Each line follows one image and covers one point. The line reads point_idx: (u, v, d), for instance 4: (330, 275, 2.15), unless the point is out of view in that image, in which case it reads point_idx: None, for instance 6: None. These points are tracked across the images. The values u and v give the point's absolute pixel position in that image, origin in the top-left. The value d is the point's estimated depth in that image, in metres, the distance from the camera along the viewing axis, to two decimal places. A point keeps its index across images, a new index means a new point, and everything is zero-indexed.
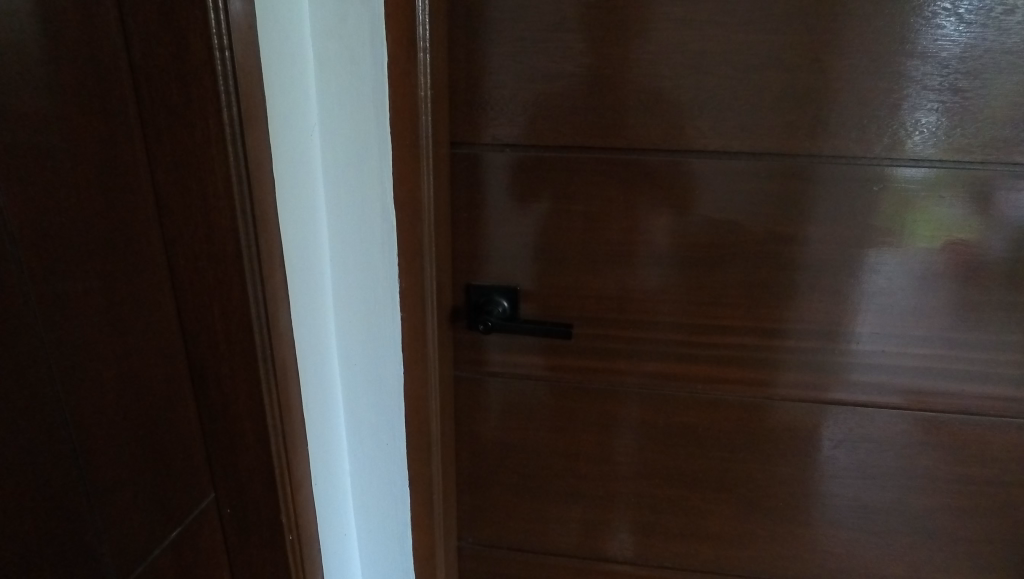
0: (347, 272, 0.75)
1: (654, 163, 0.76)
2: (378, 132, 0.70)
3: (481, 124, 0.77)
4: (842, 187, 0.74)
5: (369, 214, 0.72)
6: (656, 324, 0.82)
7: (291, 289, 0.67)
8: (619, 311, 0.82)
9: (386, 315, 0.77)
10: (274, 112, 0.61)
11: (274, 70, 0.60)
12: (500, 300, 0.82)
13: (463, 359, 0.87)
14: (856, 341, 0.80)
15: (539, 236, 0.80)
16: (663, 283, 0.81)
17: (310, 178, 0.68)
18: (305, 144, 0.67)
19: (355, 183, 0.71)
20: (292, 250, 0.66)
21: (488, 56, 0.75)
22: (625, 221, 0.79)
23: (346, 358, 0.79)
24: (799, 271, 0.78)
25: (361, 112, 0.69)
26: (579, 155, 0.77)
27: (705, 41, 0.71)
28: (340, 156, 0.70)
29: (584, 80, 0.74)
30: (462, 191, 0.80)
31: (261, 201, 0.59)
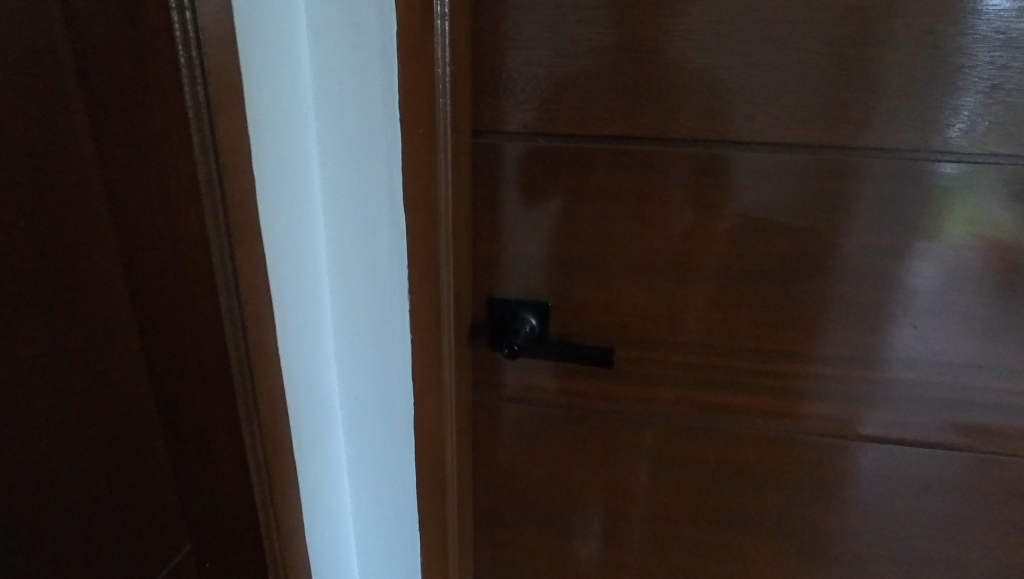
0: (353, 287, 0.62)
1: (706, 156, 0.63)
2: (387, 117, 0.56)
3: (508, 109, 0.64)
4: (875, 186, 0.61)
5: (378, 221, 0.60)
6: (696, 346, 0.70)
7: (279, 310, 0.55)
8: (656, 331, 0.70)
9: (396, 338, 0.64)
10: (254, 95, 0.48)
11: (253, 40, 0.47)
12: (527, 317, 0.70)
13: (483, 382, 0.75)
14: (891, 369, 0.68)
15: (573, 244, 0.68)
16: (712, 301, 0.68)
17: (303, 175, 0.56)
18: (297, 134, 0.54)
19: (361, 182, 0.58)
20: (277, 266, 0.54)
21: (518, 27, 0.62)
22: (667, 224, 0.66)
23: (347, 387, 0.67)
24: (857, 289, 0.65)
25: (368, 94, 0.55)
26: (626, 148, 0.64)
27: (790, 9, 0.57)
28: (340, 151, 0.57)
29: (635, 57, 0.61)
30: (486, 187, 0.68)
31: (240, 203, 0.48)
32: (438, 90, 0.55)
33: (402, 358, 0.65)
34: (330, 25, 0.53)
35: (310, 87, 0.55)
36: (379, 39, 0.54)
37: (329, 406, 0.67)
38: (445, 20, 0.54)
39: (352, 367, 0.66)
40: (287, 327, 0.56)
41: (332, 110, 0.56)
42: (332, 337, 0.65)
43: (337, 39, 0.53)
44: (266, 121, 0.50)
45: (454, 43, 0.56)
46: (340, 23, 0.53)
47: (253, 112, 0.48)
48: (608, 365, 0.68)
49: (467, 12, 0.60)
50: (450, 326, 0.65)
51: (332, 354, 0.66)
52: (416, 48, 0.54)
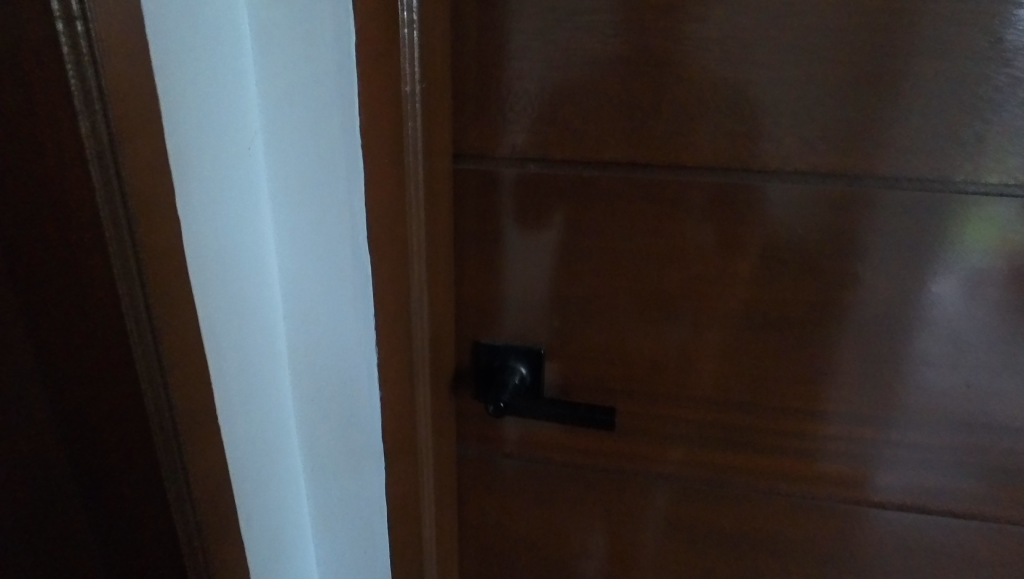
0: (313, 337, 0.54)
1: (719, 185, 0.54)
2: (346, 141, 0.47)
3: (495, 130, 0.55)
4: (890, 220, 0.52)
5: (338, 264, 0.51)
6: (702, 402, 0.61)
7: (216, 371, 0.46)
8: (655, 383, 0.61)
9: (364, 393, 0.56)
10: (173, 122, 0.39)
11: (172, 55, 0.39)
12: (517, 367, 0.61)
13: (469, 436, 0.66)
14: (908, 427, 0.58)
15: (566, 284, 0.59)
16: (726, 350, 0.59)
17: (247, 212, 0.47)
18: (237, 164, 0.46)
19: (319, 218, 0.50)
20: (210, 323, 0.45)
21: (506, 34, 0.52)
22: (672, 265, 0.57)
23: (311, 446, 0.59)
24: (881, 338, 0.56)
25: (323, 118, 0.47)
26: (629, 177, 0.54)
27: (829, 14, 0.48)
28: (293, 183, 0.49)
29: (644, 70, 0.51)
30: (471, 220, 0.58)
31: (160, 253, 0.39)
32: (407, 113, 0.46)
33: (371, 419, 0.57)
34: (276, 35, 0.45)
35: (255, 109, 0.47)
36: (335, 52, 0.45)
37: (287, 469, 0.58)
38: (414, 30, 0.44)
39: (314, 424, 0.58)
40: (226, 392, 0.48)
41: (283, 135, 0.47)
42: (290, 391, 0.57)
43: (286, 52, 0.45)
44: (191, 154, 0.41)
45: (424, 58, 0.46)
46: (288, 33, 0.45)
47: (170, 143, 0.39)
48: (609, 426, 0.59)
49: (443, 17, 0.51)
50: (426, 384, 0.55)
51: (291, 411, 0.57)
52: (379, 65, 0.45)
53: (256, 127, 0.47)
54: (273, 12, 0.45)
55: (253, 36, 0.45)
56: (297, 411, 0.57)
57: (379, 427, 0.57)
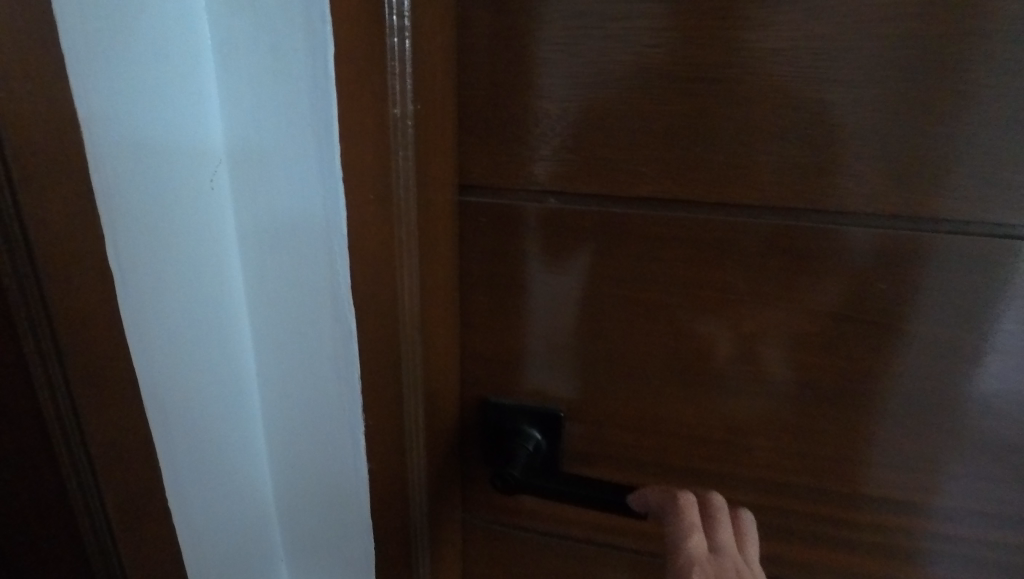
0: (291, 398, 0.46)
1: (775, 230, 0.44)
2: (323, 174, 0.39)
3: (508, 158, 0.46)
4: (979, 276, 0.42)
5: (317, 317, 0.43)
6: (743, 479, 0.51)
7: (164, 447, 0.39)
8: (689, 456, 0.52)
9: (348, 465, 0.47)
10: (99, 156, 0.32)
11: (98, 74, 0.32)
12: (529, 433, 0.52)
13: (476, 504, 0.57)
14: (1002, 525, 0.47)
15: (589, 338, 0.50)
16: (778, 424, 0.49)
17: (205, 255, 0.40)
18: (192, 201, 0.39)
19: (294, 263, 0.42)
20: (153, 391, 0.38)
21: (523, 46, 0.43)
22: (715, 321, 0.47)
23: (291, 517, 0.51)
24: (972, 419, 0.45)
25: (298, 146, 0.39)
26: (666, 216, 0.45)
27: (937, 15, 0.37)
28: (264, 221, 0.41)
29: (691, 87, 0.41)
30: (479, 261, 0.50)
31: (80, 315, 0.32)
32: (397, 140, 0.37)
33: (360, 495, 0.48)
34: (242, 50, 0.38)
35: (218, 135, 0.40)
36: (309, 67, 0.37)
37: (263, 543, 0.51)
38: (405, 39, 0.36)
39: (294, 494, 0.50)
40: (178, 470, 0.40)
41: (252, 167, 0.40)
42: (267, 455, 0.49)
43: (254, 68, 0.38)
44: (124, 194, 0.34)
45: (418, 73, 0.37)
46: (255, 45, 0.37)
47: (95, 182, 0.32)
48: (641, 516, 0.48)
49: (447, 23, 0.42)
50: (421, 455, 0.47)
51: (268, 476, 0.50)
52: (362, 82, 0.36)
53: (220, 157, 0.40)
54: (238, 21, 0.37)
55: (217, 50, 0.38)
56: (275, 478, 0.50)
57: (367, 504, 0.48)
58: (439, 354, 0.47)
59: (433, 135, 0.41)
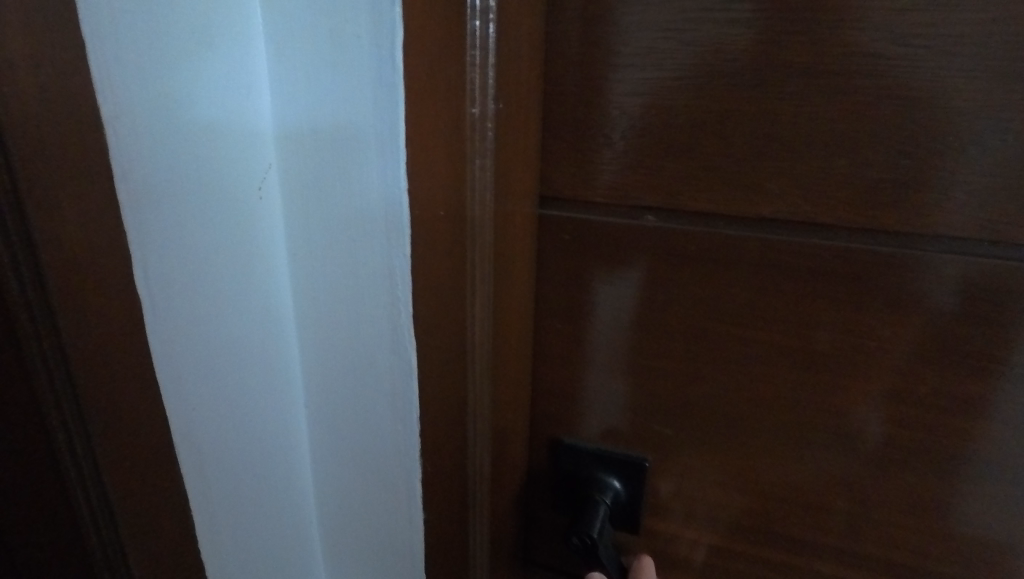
0: (342, 433, 0.41)
1: (933, 265, 0.35)
2: (384, 185, 0.33)
3: (599, 166, 0.39)
4: None
5: (374, 347, 0.37)
6: (863, 560, 0.43)
7: (192, 492, 0.34)
8: (796, 525, 0.43)
9: (402, 514, 0.41)
10: (123, 162, 0.28)
11: (125, 67, 0.27)
12: (608, 483, 0.46)
13: (540, 553, 0.51)
14: None
15: (682, 381, 0.42)
16: (917, 500, 0.40)
17: (250, 273, 0.36)
18: (234, 212, 0.34)
19: (348, 284, 0.36)
20: (184, 426, 0.33)
21: (625, 33, 0.36)
22: (844, 371, 0.38)
23: (337, 558, 0.46)
24: None
25: (357, 150, 0.33)
26: (792, 241, 0.37)
27: None
28: (317, 235, 0.36)
29: (838, 84, 0.33)
30: (558, 284, 0.43)
31: (101, 346, 0.28)
32: (475, 142, 0.31)
33: (414, 549, 0.42)
34: (297, 36, 0.32)
35: (269, 138, 0.35)
36: (372, 56, 0.30)
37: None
38: (489, 23, 0.30)
39: (342, 535, 0.45)
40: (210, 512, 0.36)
41: (302, 172, 0.35)
42: (315, 490, 0.44)
43: (308, 58, 0.32)
44: (150, 205, 0.29)
45: (502, 65, 0.31)
46: (312, 31, 0.32)
47: (121, 193, 0.28)
48: None
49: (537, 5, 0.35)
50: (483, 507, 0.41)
51: (317, 513, 0.45)
52: (434, 75, 0.30)
53: (269, 160, 0.35)
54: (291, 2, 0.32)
55: (271, 39, 0.33)
56: (321, 515, 0.45)
57: (421, 560, 0.42)
58: (507, 392, 0.41)
59: (513, 140, 0.34)
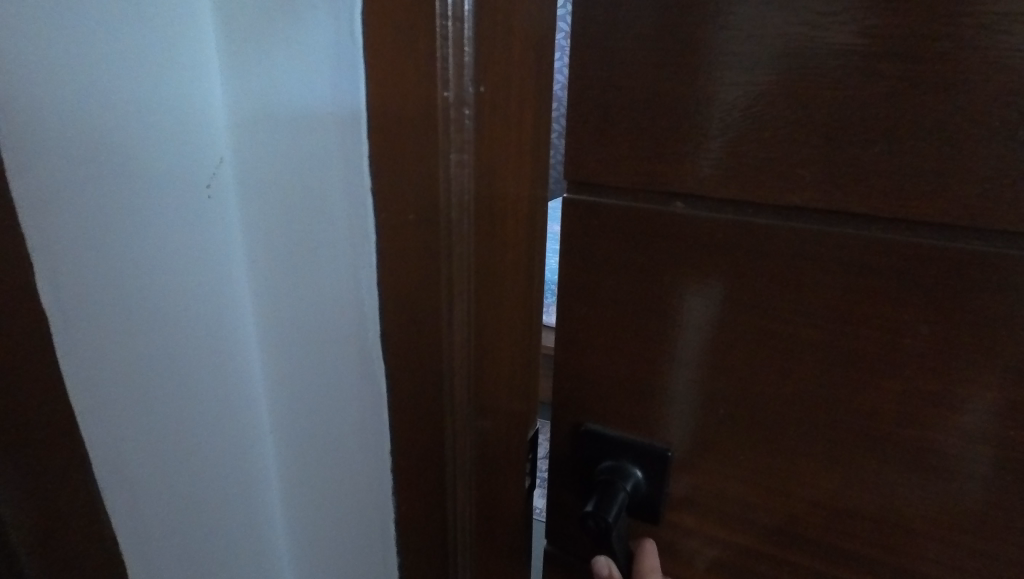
0: (303, 375, 0.47)
1: (973, 260, 0.33)
2: (340, 150, 0.40)
3: (625, 152, 0.39)
4: None
5: (336, 289, 0.44)
6: (890, 570, 0.41)
7: (155, 429, 0.39)
8: (825, 528, 0.42)
9: (361, 442, 0.48)
10: (45, 153, 0.31)
11: (94, 66, 0.33)
12: (630, 473, 0.46)
13: (559, 536, 0.51)
14: None
15: (704, 372, 0.42)
16: (950, 510, 0.38)
17: (210, 235, 0.42)
18: (183, 196, 0.39)
19: (308, 235, 0.43)
20: (150, 364, 0.38)
21: (653, 20, 0.36)
22: (872, 368, 0.37)
23: (294, 500, 0.52)
24: None
25: (309, 121, 0.40)
26: (820, 231, 0.36)
27: None
28: (273, 202, 0.43)
29: (874, 70, 0.32)
30: (583, 268, 0.43)
31: (99, 282, 0.34)
32: (457, 130, 0.36)
33: (371, 478, 0.48)
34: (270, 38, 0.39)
35: (222, 130, 0.41)
36: (329, 40, 0.38)
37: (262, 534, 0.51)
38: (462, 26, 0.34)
39: (303, 474, 0.51)
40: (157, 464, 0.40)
41: (255, 147, 0.42)
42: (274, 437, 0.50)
43: (258, 49, 0.40)
44: (125, 170, 0.35)
45: (481, 57, 0.35)
46: (279, 45, 0.39)
47: (13, 191, 0.29)
48: None
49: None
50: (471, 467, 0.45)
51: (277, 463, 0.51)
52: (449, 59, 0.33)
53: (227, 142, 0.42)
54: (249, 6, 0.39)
55: (230, 50, 0.40)
56: (285, 459, 0.51)
57: (388, 483, 0.48)
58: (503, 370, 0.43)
59: (503, 125, 0.37)
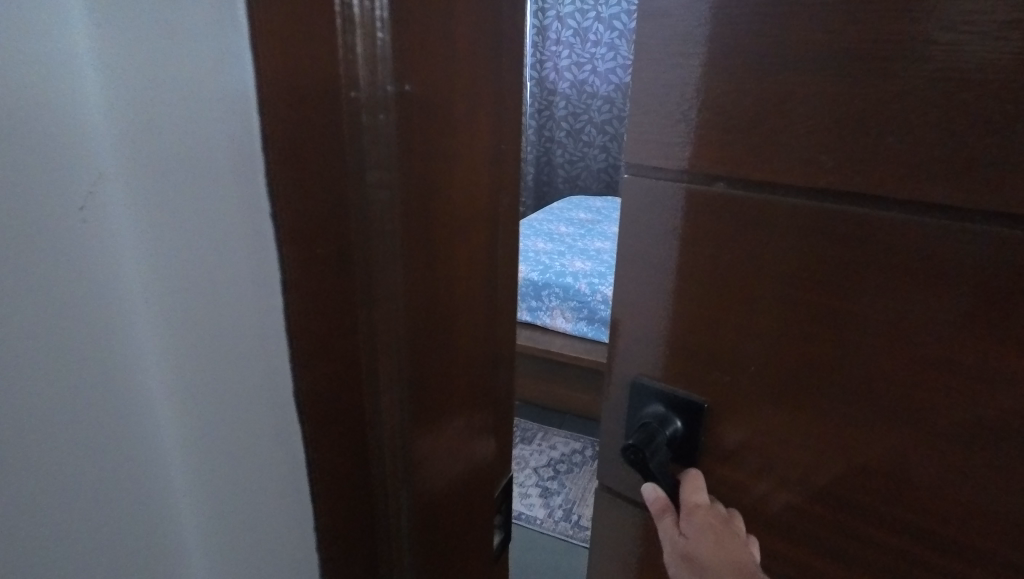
0: (217, 470, 0.32)
1: (980, 236, 0.37)
2: (205, 130, 0.28)
3: (676, 140, 0.46)
4: None
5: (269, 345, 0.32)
6: (905, 530, 0.43)
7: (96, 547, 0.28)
8: (844, 486, 0.45)
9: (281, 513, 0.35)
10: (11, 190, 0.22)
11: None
12: (671, 422, 0.52)
13: (609, 479, 0.58)
14: None
15: (738, 336, 0.47)
16: (961, 474, 0.40)
17: (89, 292, 0.26)
18: (67, 250, 0.25)
19: (198, 284, 0.29)
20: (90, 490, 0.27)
21: (702, 27, 0.42)
22: (888, 337, 0.41)
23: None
24: None
25: (194, 98, 0.27)
26: (842, 210, 0.41)
27: None
28: (173, 238, 0.28)
29: (889, 67, 0.36)
30: (637, 240, 0.50)
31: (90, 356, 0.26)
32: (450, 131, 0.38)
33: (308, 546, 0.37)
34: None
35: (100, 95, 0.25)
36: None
37: None
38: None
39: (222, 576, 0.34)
40: (96, 563, 0.28)
41: (157, 130, 0.26)
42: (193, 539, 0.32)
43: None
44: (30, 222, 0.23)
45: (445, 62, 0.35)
46: (144, 32, 0.25)
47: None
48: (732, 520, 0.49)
49: None
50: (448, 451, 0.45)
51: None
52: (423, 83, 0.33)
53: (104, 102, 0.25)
54: None
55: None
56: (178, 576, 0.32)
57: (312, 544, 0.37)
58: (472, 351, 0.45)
59: (435, 108, 0.35)
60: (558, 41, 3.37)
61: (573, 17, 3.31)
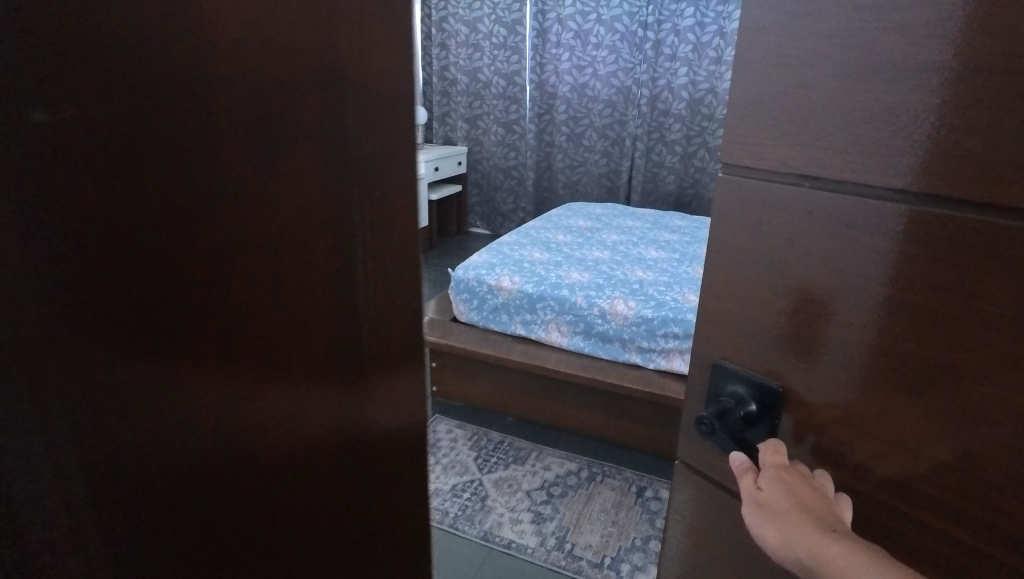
0: None
1: None
2: None
3: (766, 142, 0.50)
4: None
5: None
6: (968, 524, 0.44)
7: None
8: (908, 475, 0.47)
9: None
10: None
11: None
12: (743, 401, 0.56)
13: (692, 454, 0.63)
14: None
15: (812, 325, 0.51)
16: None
17: None
18: None
19: None
20: None
21: (794, 40, 0.47)
22: (956, 330, 0.43)
23: None
24: None
25: None
26: (917, 208, 0.44)
27: None
28: None
29: (970, 78, 0.39)
30: (725, 233, 0.55)
31: None
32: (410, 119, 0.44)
33: None
34: None
35: None
36: None
37: None
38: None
39: None
40: None
41: None
42: None
43: None
44: None
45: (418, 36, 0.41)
46: None
47: None
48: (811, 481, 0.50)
49: None
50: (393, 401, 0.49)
51: None
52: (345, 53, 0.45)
53: None
54: None
55: None
56: None
57: None
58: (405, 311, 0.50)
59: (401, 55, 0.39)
60: (557, 45, 3.42)
61: (572, 18, 3.34)
